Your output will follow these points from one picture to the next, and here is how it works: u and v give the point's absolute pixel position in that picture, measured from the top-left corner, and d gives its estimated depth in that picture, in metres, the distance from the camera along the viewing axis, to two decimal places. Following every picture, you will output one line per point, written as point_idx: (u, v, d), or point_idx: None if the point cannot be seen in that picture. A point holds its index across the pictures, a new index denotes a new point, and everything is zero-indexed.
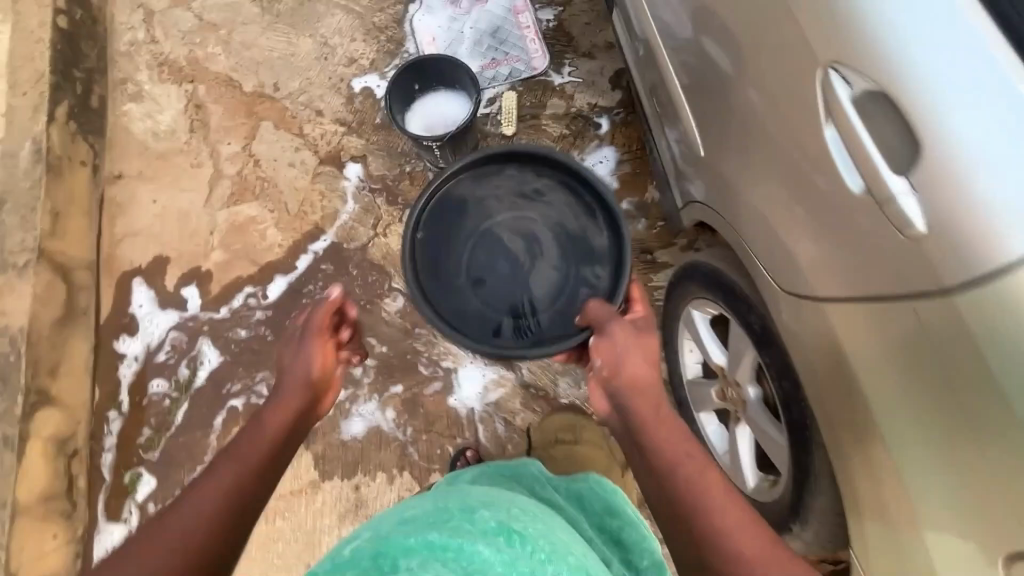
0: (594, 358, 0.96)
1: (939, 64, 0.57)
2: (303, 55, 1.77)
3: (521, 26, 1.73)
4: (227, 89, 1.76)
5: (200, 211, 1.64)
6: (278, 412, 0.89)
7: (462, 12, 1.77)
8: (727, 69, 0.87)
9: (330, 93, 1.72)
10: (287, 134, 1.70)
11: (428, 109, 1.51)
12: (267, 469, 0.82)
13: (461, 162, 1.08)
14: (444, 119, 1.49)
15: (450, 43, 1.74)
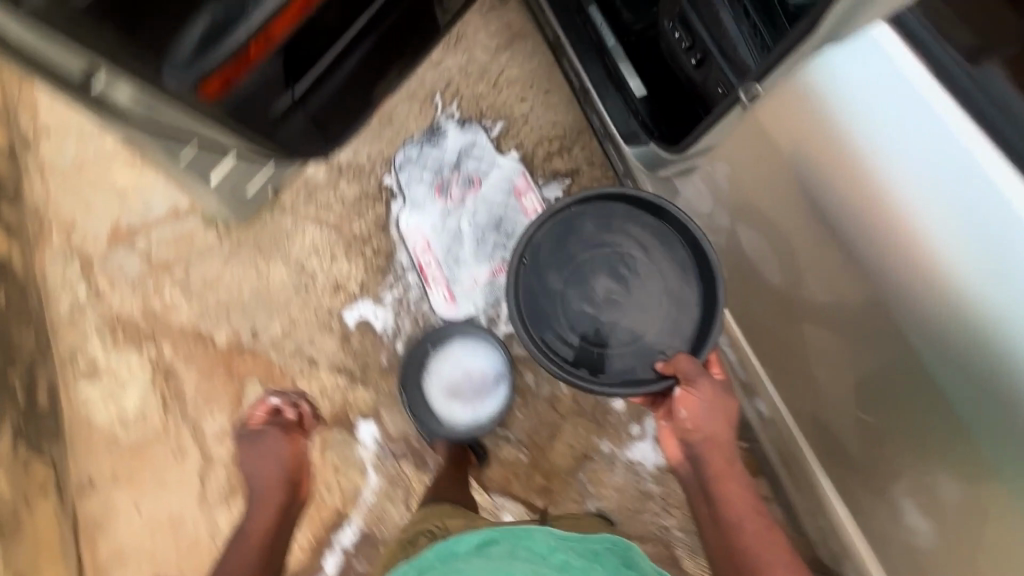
0: (679, 409, 1.12)
1: (931, 177, 0.71)
2: (279, 288, 1.50)
3: (528, 212, 1.48)
4: (197, 346, 1.49)
5: (196, 513, 1.38)
6: (260, 515, 1.12)
7: (455, 204, 1.51)
8: (755, 259, 1.13)
9: (321, 333, 1.46)
10: (279, 395, 1.43)
11: (444, 370, 1.25)
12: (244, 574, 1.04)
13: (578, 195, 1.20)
14: (473, 388, 1.24)
15: (449, 246, 1.48)
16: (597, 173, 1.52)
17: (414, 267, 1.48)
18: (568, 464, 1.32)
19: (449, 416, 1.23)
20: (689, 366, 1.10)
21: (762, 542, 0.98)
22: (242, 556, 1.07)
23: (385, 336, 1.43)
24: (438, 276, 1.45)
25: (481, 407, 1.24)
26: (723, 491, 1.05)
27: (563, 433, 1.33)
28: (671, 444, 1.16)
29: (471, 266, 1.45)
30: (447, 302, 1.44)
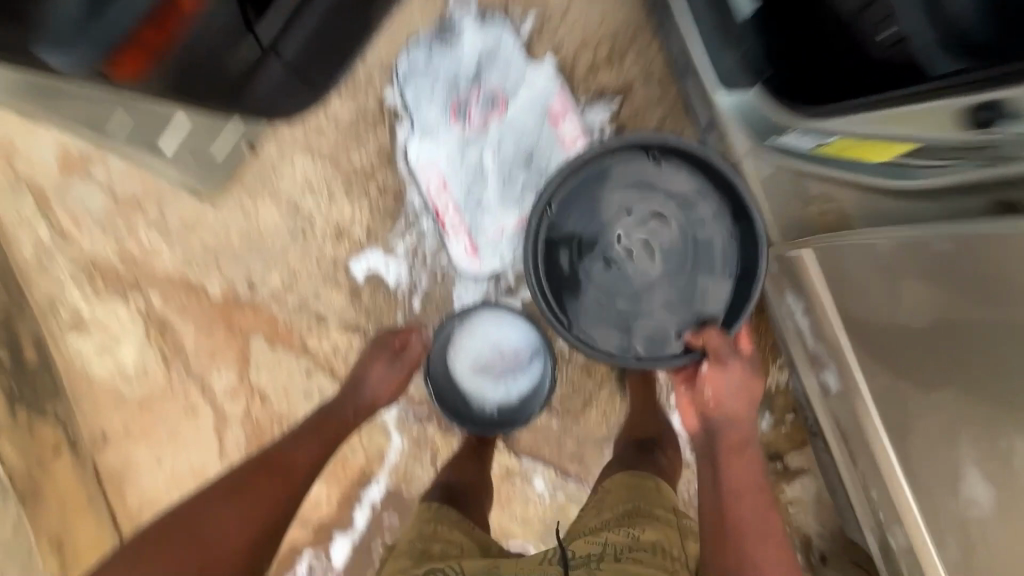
0: (703, 386, 1.02)
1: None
2: (274, 233, 1.29)
3: (566, 142, 1.21)
4: (190, 297, 1.33)
5: (218, 467, 1.35)
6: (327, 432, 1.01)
7: (477, 131, 1.22)
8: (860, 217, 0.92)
9: (327, 286, 1.29)
10: (289, 352, 1.31)
11: (474, 350, 1.11)
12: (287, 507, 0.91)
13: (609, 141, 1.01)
14: (506, 371, 1.11)
15: (470, 186, 1.23)
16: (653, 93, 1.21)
17: (430, 210, 1.24)
18: (602, 431, 1.25)
19: (479, 401, 1.11)
20: (717, 341, 0.99)
21: (756, 516, 0.94)
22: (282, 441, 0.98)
23: (399, 291, 1.27)
24: (459, 223, 1.23)
25: (515, 392, 1.11)
26: (729, 459, 1.00)
27: (598, 401, 1.24)
28: (688, 410, 1.09)
29: (498, 212, 1.22)
30: (471, 255, 1.24)
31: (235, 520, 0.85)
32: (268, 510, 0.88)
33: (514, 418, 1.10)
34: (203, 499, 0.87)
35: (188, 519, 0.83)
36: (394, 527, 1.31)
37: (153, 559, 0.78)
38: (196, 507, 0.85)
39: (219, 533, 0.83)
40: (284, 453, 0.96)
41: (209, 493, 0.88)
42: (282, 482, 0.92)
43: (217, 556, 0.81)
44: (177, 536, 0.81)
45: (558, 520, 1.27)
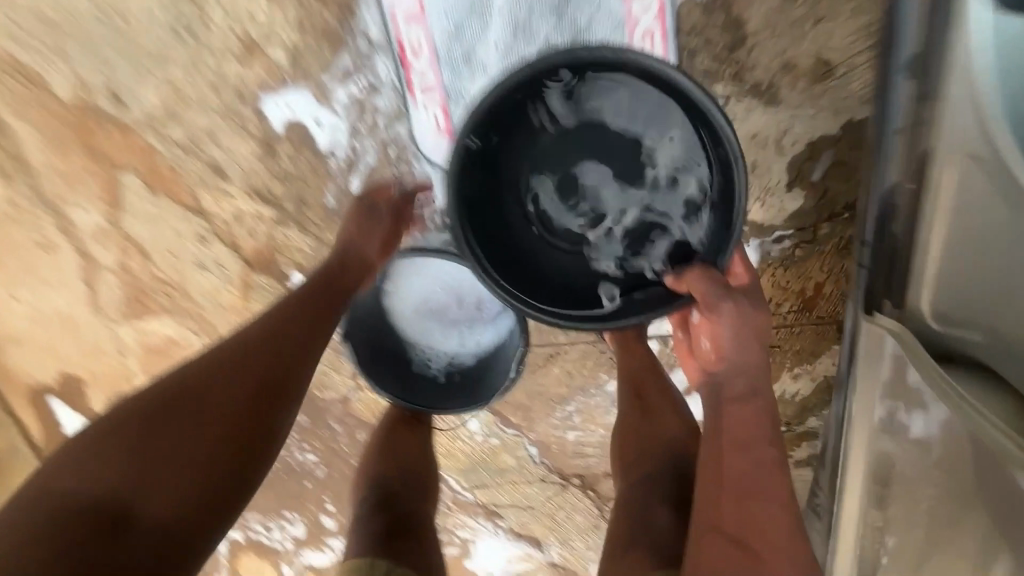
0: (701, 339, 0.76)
1: None
2: (152, 21, 0.84)
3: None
4: (25, 90, 0.90)
5: (91, 319, 1.09)
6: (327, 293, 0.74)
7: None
8: None
9: (228, 125, 0.88)
10: (174, 204, 0.95)
11: (420, 296, 0.82)
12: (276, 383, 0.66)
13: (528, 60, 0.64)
14: (465, 325, 0.82)
15: (463, 22, 0.78)
16: None
17: (392, 48, 0.80)
18: (560, 389, 1.03)
19: (422, 365, 0.82)
20: (700, 287, 0.70)
21: (758, 466, 0.68)
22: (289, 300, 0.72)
23: (332, 161, 0.88)
24: (434, 80, 0.81)
25: (473, 355, 0.83)
26: (725, 412, 0.72)
27: (565, 357, 1.00)
28: (694, 369, 0.83)
29: (496, 77, 0.80)
30: (444, 132, 0.84)
31: (237, 401, 0.63)
32: (284, 382, 0.66)
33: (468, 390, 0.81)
34: (204, 366, 0.64)
35: (186, 396, 0.62)
36: (301, 426, 1.14)
37: (141, 445, 0.59)
38: (193, 379, 0.63)
39: (222, 418, 0.62)
40: (299, 320, 0.70)
41: (209, 361, 0.65)
42: (295, 351, 0.68)
43: (218, 448, 0.61)
44: (173, 421, 0.60)
45: (486, 461, 1.13)
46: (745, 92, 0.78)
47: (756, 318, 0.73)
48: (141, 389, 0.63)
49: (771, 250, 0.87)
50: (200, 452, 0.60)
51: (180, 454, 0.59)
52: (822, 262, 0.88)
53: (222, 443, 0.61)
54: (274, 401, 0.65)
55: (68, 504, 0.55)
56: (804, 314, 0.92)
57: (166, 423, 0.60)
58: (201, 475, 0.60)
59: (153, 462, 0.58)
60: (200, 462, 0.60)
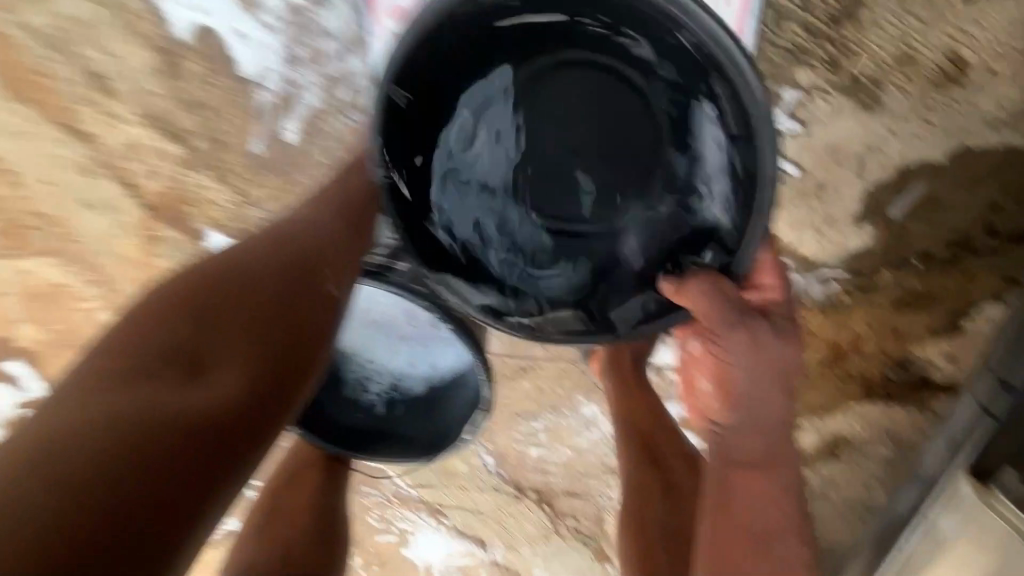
0: (705, 376, 0.53)
1: None
2: None
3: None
4: None
5: None
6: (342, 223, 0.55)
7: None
8: None
9: (115, 22, 0.63)
10: (45, 120, 0.71)
11: (360, 305, 0.62)
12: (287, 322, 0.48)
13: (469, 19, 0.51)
14: (417, 345, 0.64)
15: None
16: None
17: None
18: (530, 404, 0.88)
19: (357, 387, 0.65)
20: (704, 304, 0.50)
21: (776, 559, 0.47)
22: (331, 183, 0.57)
23: (261, 93, 0.64)
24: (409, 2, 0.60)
25: (424, 383, 0.65)
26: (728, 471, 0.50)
27: (539, 371, 0.84)
28: (688, 409, 0.58)
29: None
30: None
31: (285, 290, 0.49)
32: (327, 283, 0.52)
33: (416, 428, 0.65)
34: (244, 250, 0.50)
35: (223, 281, 0.47)
36: None
37: (189, 337, 0.44)
38: (263, 269, 0.49)
39: (274, 311, 0.48)
40: (354, 206, 0.56)
41: (252, 247, 0.51)
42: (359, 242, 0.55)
43: (269, 349, 0.47)
44: (210, 314, 0.46)
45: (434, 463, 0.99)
46: (836, 85, 0.56)
47: (784, 360, 0.50)
48: (175, 277, 0.48)
49: (812, 290, 0.69)
50: (244, 351, 0.46)
51: (221, 351, 0.45)
52: (869, 315, 0.70)
53: (265, 339, 0.47)
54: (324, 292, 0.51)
55: (134, 407, 0.39)
56: (830, 368, 0.76)
57: (190, 317, 0.45)
58: (248, 382, 0.45)
59: (177, 359, 0.43)
60: (242, 363, 0.45)
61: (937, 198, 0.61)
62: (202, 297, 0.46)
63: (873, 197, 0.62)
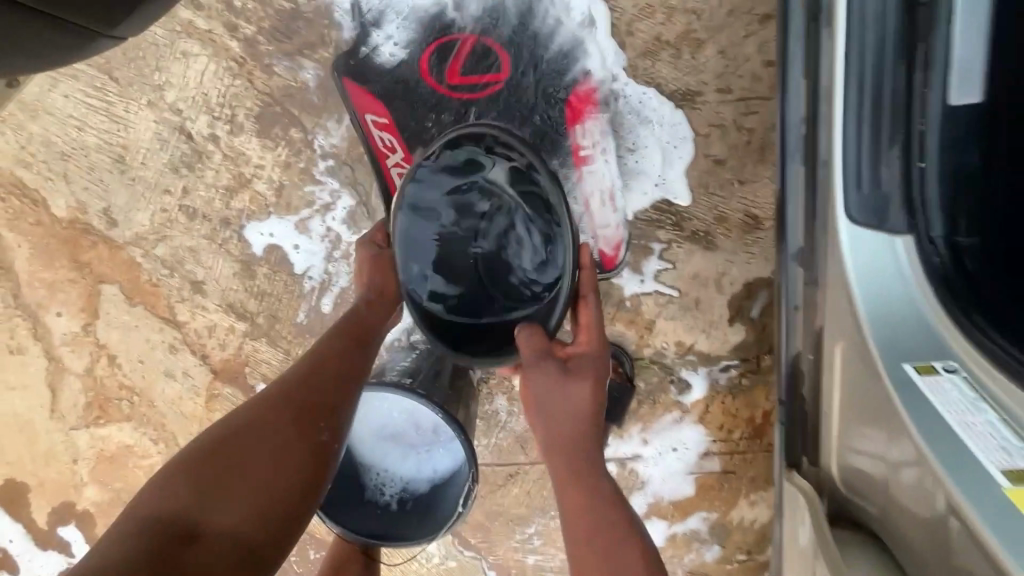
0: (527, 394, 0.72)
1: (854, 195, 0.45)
2: (150, 156, 0.91)
3: (582, 148, 0.85)
4: (27, 209, 0.96)
5: (49, 425, 1.07)
6: (333, 357, 0.70)
7: (468, 85, 0.84)
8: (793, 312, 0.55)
9: (210, 246, 0.94)
10: (150, 316, 0.99)
11: (377, 424, 0.83)
12: (289, 463, 0.62)
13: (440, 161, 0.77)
14: (422, 450, 0.83)
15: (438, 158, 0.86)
16: (724, 110, 0.81)
17: (373, 140, 0.85)
18: (520, 509, 1.02)
19: (376, 491, 0.82)
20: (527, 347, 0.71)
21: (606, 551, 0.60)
22: (331, 340, 0.72)
23: (308, 282, 0.94)
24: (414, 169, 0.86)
25: (428, 483, 0.82)
26: (562, 485, 0.65)
27: (524, 477, 1.00)
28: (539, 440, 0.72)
29: None
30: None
31: (286, 435, 0.63)
32: (323, 431, 0.65)
33: (422, 521, 0.80)
34: (256, 406, 0.66)
35: (223, 449, 0.62)
36: None
37: (200, 489, 0.59)
38: (262, 423, 0.64)
39: (275, 459, 0.62)
40: (345, 357, 0.71)
41: (258, 406, 0.65)
42: (345, 388, 0.69)
43: (265, 495, 0.60)
44: (219, 466, 0.60)
45: None
46: (684, 239, 0.87)
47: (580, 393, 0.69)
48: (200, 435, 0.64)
49: (717, 379, 0.92)
50: (245, 493, 0.59)
51: (225, 496, 0.59)
52: (768, 392, 0.92)
53: (264, 486, 0.60)
54: (319, 440, 0.64)
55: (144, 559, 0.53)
56: (756, 441, 0.94)
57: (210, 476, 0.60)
58: (245, 521, 0.58)
59: (191, 508, 0.57)
60: (240, 505, 0.59)
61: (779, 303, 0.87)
62: (213, 455, 0.61)
63: (735, 306, 0.88)
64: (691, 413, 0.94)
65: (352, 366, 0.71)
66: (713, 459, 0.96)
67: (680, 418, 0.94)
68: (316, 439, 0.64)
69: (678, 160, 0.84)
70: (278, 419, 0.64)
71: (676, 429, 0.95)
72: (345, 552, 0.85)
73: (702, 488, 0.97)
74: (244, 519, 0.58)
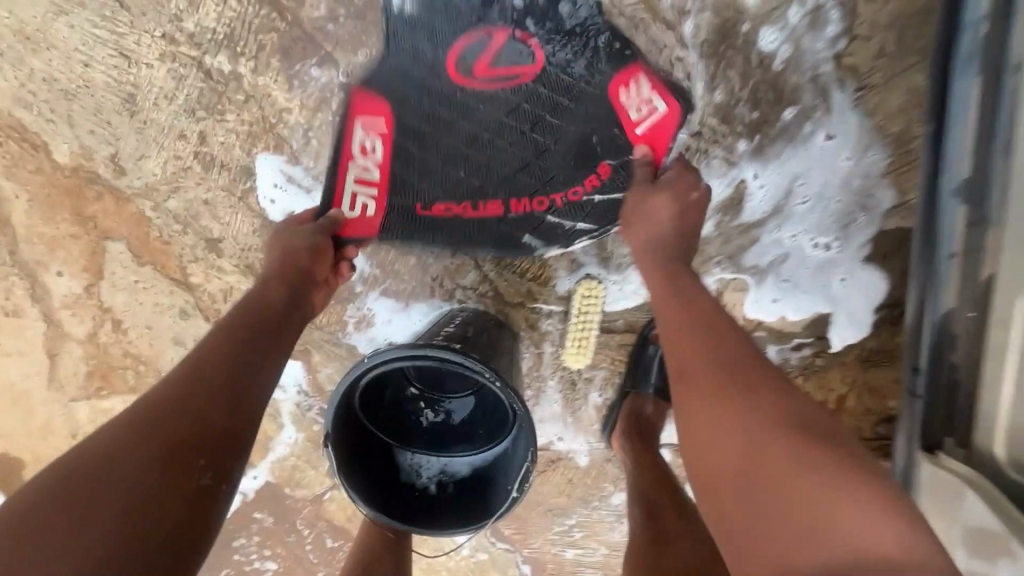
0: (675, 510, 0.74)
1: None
2: (163, 97, 0.82)
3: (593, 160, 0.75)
4: (27, 154, 0.87)
5: (47, 396, 0.99)
6: (228, 354, 0.59)
7: (490, 79, 0.74)
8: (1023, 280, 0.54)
9: (228, 200, 0.85)
10: (157, 276, 0.90)
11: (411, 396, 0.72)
12: (155, 501, 0.48)
13: (457, 446, 0.72)
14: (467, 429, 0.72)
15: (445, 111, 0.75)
16: (817, 53, 0.70)
17: (349, 135, 0.76)
18: (561, 499, 0.93)
19: (412, 473, 0.72)
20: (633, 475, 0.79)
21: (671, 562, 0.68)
22: (220, 338, 0.60)
23: None
24: (377, 172, 0.77)
25: (468, 464, 0.72)
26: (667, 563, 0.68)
27: (566, 464, 0.91)
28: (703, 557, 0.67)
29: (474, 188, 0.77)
30: (338, 207, 0.77)
31: (151, 472, 0.49)
32: (217, 411, 0.55)
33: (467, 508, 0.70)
34: (107, 433, 0.51)
35: (58, 496, 0.46)
36: (264, 530, 1.01)
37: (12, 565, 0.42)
38: (118, 459, 0.49)
39: (133, 506, 0.47)
40: (243, 364, 0.59)
41: (117, 431, 0.51)
42: (244, 404, 0.57)
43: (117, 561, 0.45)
44: (43, 529, 0.44)
45: None
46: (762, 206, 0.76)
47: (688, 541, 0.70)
48: (23, 486, 0.48)
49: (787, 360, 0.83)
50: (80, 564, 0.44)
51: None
52: (844, 375, 0.82)
53: (153, 488, 0.48)
54: (201, 481, 0.51)
55: None
56: None
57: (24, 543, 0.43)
58: None
59: None
60: None
61: (876, 272, 0.77)
62: (45, 511, 0.45)
63: (817, 283, 0.79)
64: None
65: (247, 364, 0.59)
66: None
67: None
68: (195, 479, 0.51)
69: (723, 160, 0.75)
70: (146, 444, 0.50)
71: None
72: (376, 534, 0.77)
73: None
74: None
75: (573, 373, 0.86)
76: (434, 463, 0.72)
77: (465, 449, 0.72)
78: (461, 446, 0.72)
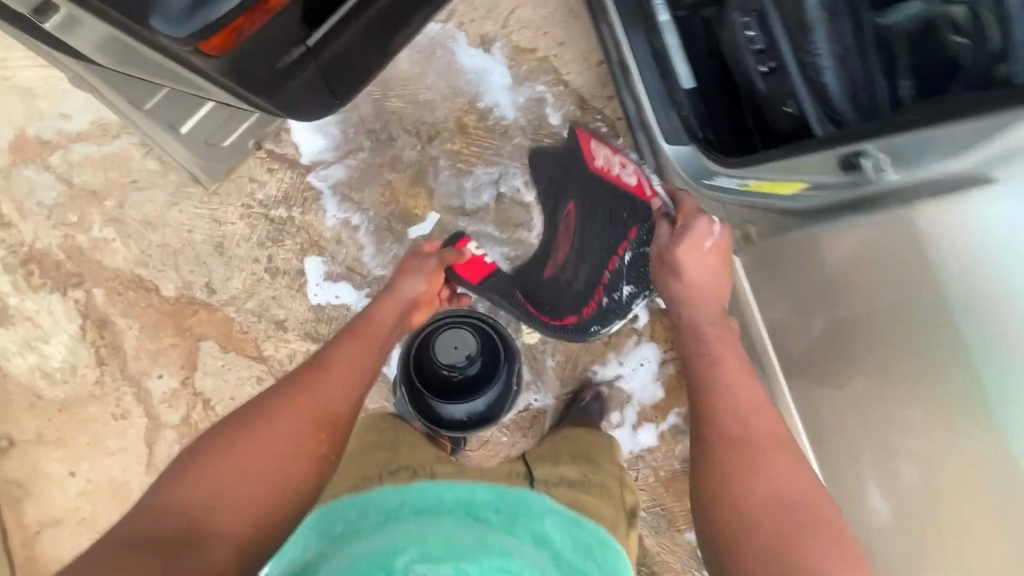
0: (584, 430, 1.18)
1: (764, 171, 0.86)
2: (242, 239, 1.32)
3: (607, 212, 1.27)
4: (141, 296, 1.29)
5: (144, 481, 1.25)
6: (343, 361, 0.83)
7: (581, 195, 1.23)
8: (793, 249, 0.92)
9: (289, 293, 1.31)
10: (238, 357, 1.29)
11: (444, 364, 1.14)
12: (298, 455, 0.71)
13: (478, 391, 1.16)
14: (479, 382, 1.17)
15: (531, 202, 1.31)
16: (604, 144, 1.35)
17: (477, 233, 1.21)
18: None
19: (450, 414, 1.15)
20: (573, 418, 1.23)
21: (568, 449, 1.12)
22: (339, 346, 0.87)
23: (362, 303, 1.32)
24: None
25: (484, 403, 1.16)
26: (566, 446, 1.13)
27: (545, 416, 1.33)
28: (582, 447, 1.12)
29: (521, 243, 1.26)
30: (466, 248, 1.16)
31: (292, 444, 0.71)
32: (340, 409, 0.78)
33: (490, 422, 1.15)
34: (260, 402, 0.75)
35: (227, 441, 0.69)
36: None
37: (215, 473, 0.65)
38: (273, 429, 0.71)
39: (278, 461, 0.69)
40: (357, 379, 0.83)
41: (275, 393, 0.77)
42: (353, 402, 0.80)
43: (276, 480, 0.68)
44: (226, 461, 0.66)
45: None
46: None
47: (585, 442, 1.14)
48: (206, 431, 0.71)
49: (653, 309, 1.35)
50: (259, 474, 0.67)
51: (234, 482, 0.65)
52: None
53: (286, 460, 0.70)
54: (319, 453, 0.73)
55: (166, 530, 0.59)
56: None
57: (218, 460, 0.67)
58: (250, 513, 0.64)
59: (200, 509, 0.61)
60: (251, 491, 0.66)
61: None
62: (227, 442, 0.69)
63: None
64: (644, 336, 1.35)
65: (360, 373, 0.84)
66: (670, 365, 1.35)
67: (638, 339, 1.35)
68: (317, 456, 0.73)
69: None
70: (298, 412, 0.74)
71: (638, 349, 1.35)
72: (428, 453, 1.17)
73: (668, 390, 1.35)
74: (246, 513, 0.64)
75: (532, 347, 1.35)
76: (462, 406, 1.15)
77: (481, 392, 1.16)
78: (481, 391, 1.16)
